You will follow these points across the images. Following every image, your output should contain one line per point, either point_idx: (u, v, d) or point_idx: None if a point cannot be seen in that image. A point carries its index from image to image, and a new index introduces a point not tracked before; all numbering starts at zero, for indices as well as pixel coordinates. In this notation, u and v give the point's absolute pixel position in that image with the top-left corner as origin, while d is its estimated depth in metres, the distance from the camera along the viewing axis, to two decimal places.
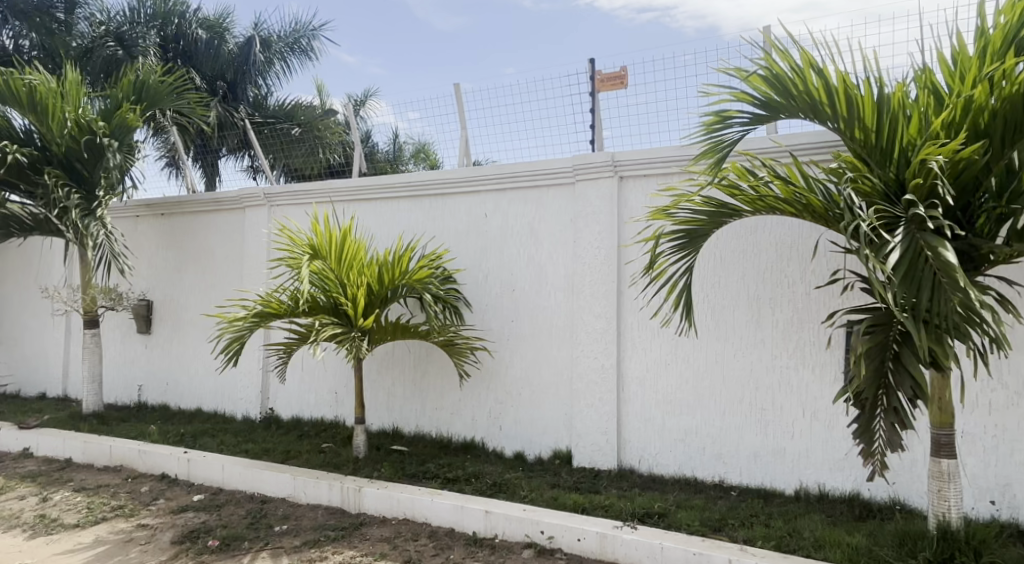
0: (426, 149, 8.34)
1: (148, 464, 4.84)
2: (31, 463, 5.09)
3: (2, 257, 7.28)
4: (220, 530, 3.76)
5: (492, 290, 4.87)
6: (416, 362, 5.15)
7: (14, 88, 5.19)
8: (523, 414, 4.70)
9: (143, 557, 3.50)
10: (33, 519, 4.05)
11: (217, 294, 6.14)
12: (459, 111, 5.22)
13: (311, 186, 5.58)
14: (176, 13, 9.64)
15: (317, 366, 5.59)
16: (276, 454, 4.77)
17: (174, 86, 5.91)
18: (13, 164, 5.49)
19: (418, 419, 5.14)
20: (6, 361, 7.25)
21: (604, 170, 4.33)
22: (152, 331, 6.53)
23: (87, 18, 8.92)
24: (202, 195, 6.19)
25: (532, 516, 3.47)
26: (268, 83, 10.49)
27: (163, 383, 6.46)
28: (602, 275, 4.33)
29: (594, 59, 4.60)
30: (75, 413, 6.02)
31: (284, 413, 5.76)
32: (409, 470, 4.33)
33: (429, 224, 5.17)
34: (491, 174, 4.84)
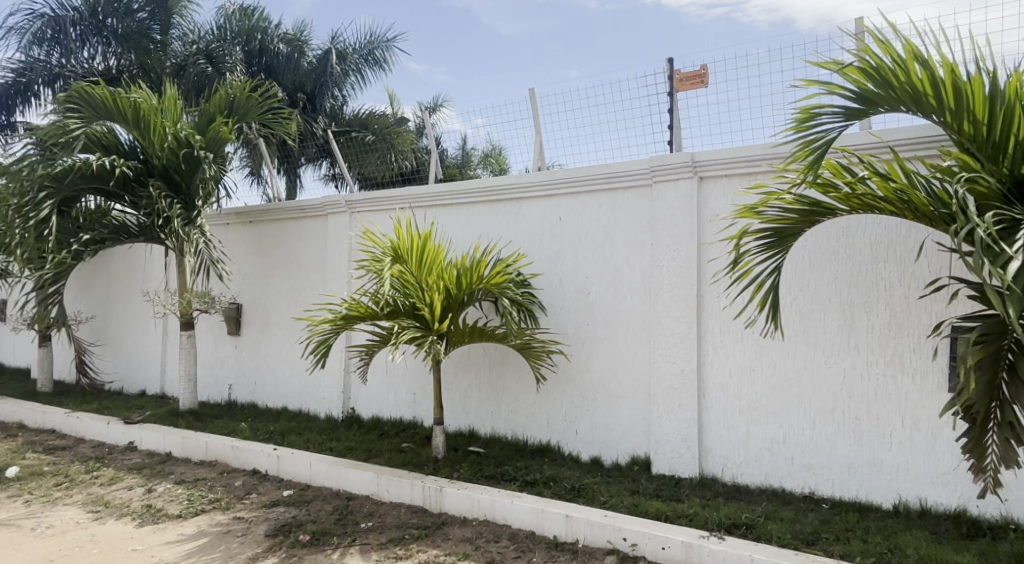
0: (496, 155, 8.41)
1: (240, 460, 5.09)
2: (136, 456, 5.46)
3: (110, 264, 7.85)
4: (310, 525, 3.91)
5: (567, 293, 4.86)
6: (491, 365, 5.20)
7: (121, 106, 5.58)
8: (600, 418, 4.66)
9: (241, 548, 3.68)
10: (140, 508, 4.33)
11: (301, 297, 6.40)
12: (534, 116, 5.24)
13: (392, 193, 5.74)
14: (259, 28, 10.11)
15: (396, 368, 5.74)
16: (359, 453, 4.93)
17: (261, 100, 6.24)
18: (120, 177, 5.90)
19: (494, 421, 5.19)
20: (111, 360, 7.80)
21: (684, 170, 4.25)
22: (241, 332, 6.87)
23: (180, 38, 9.57)
24: (288, 203, 6.47)
25: (614, 521, 3.43)
26: (344, 93, 10.79)
27: (252, 383, 6.78)
28: (682, 278, 4.24)
29: (672, 59, 4.53)
30: (173, 410, 6.40)
31: (365, 413, 5.93)
32: (488, 471, 4.37)
33: (505, 228, 5.21)
34: (566, 177, 4.84)
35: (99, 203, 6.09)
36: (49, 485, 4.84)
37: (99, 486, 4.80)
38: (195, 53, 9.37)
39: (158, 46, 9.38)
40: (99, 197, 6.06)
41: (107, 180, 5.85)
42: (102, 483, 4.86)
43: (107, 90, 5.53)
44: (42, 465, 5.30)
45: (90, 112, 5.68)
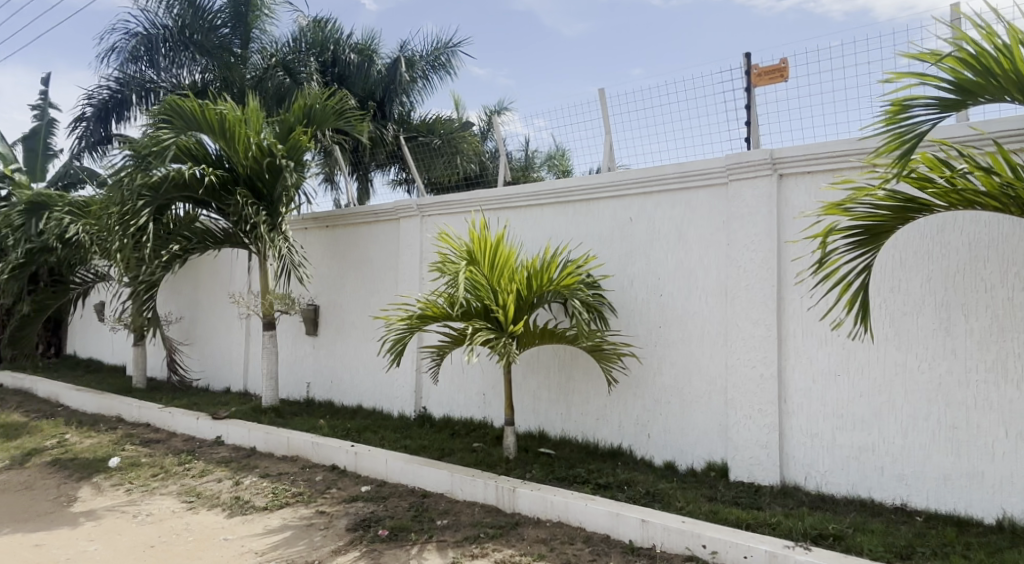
0: (560, 157, 8.40)
1: (320, 455, 5.28)
2: (224, 450, 5.75)
3: (198, 268, 8.30)
4: (388, 521, 4.01)
5: (639, 294, 4.80)
6: (561, 367, 5.19)
7: (209, 117, 5.89)
8: (674, 422, 4.57)
9: (324, 541, 3.81)
10: (230, 500, 4.56)
11: (375, 298, 6.59)
12: (604, 116, 5.20)
13: (463, 196, 5.82)
14: (332, 39, 10.52)
15: (466, 368, 5.82)
16: (432, 451, 5.03)
17: (336, 109, 6.50)
18: (209, 185, 6.20)
19: (564, 423, 5.17)
20: (199, 359, 8.24)
21: (762, 168, 4.13)
22: (318, 332, 7.13)
23: (260, 51, 9.96)
24: (362, 208, 6.66)
25: (693, 528, 3.36)
26: (412, 99, 10.95)
27: (328, 381, 7.02)
28: (761, 279, 4.11)
29: (750, 53, 4.41)
30: (256, 406, 6.70)
31: (436, 412, 6.03)
32: (560, 473, 4.37)
33: (575, 229, 5.20)
34: (637, 177, 4.78)
35: (188, 210, 6.40)
36: (147, 475, 5.16)
37: (192, 477, 5.08)
38: (274, 65, 9.79)
39: (238, 58, 9.78)
40: (187, 204, 6.38)
41: (197, 188, 6.16)
42: (194, 474, 5.15)
43: (196, 103, 5.84)
44: (140, 456, 5.66)
45: (181, 123, 6.03)
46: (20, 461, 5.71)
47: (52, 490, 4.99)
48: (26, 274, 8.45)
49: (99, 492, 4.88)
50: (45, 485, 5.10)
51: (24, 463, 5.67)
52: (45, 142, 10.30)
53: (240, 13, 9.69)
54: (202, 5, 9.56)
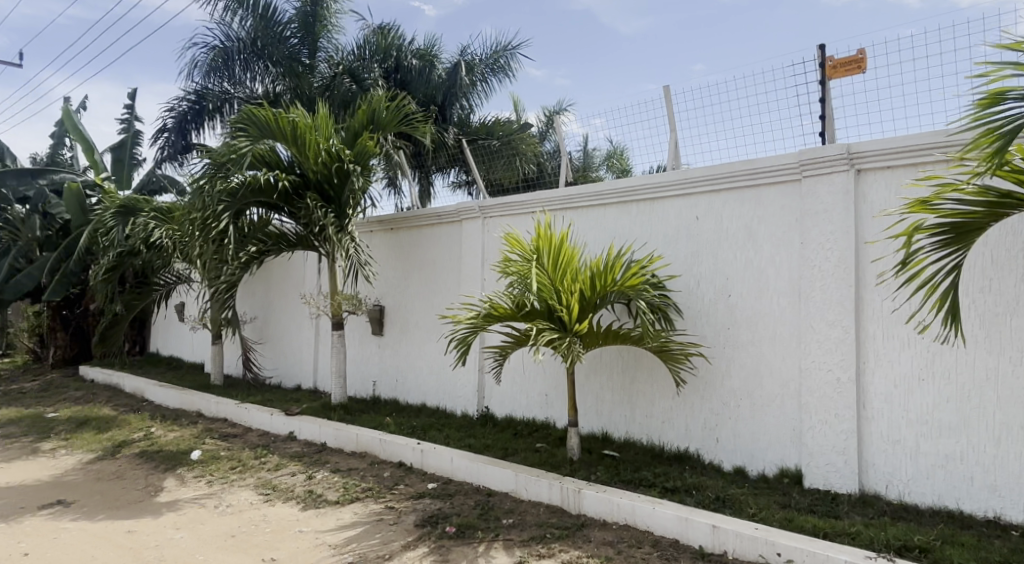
0: (619, 157, 8.33)
1: (387, 452, 5.40)
2: (296, 445, 5.96)
3: (270, 270, 8.65)
4: (455, 518, 4.07)
5: (706, 295, 4.69)
6: (625, 368, 5.13)
7: (282, 125, 6.13)
8: (744, 427, 4.45)
9: (393, 536, 3.90)
10: (303, 493, 4.74)
11: (438, 299, 6.69)
12: (669, 114, 5.10)
13: (525, 197, 5.85)
14: (395, 46, 10.75)
15: (529, 369, 5.83)
16: (496, 450, 5.06)
17: (400, 112, 6.67)
18: (282, 191, 6.44)
19: (628, 425, 5.12)
20: (272, 357, 8.58)
21: (838, 163, 3.97)
22: (384, 332, 7.29)
23: (327, 60, 10.31)
24: (425, 210, 6.78)
25: (767, 535, 3.26)
26: (471, 102, 11.07)
27: (394, 380, 7.17)
28: (838, 278, 3.95)
29: (824, 45, 4.26)
30: (326, 403, 6.92)
31: (499, 412, 6.07)
32: (625, 475, 4.32)
33: (639, 229, 5.14)
34: (704, 175, 4.68)
35: (262, 214, 6.60)
36: (226, 468, 5.41)
37: (267, 471, 5.30)
38: (340, 73, 10.17)
39: (306, 68, 10.15)
40: (261, 209, 6.57)
41: (271, 194, 6.40)
42: (269, 468, 5.36)
43: (270, 111, 6.09)
44: (219, 449, 5.94)
45: (256, 131, 6.28)
46: (112, 451, 6.09)
47: (140, 479, 5.30)
48: (116, 276, 9.00)
49: (183, 483, 5.15)
50: (134, 475, 5.43)
51: (116, 453, 6.04)
52: (131, 152, 10.94)
53: (308, 24, 10.08)
54: (273, 18, 10.00)
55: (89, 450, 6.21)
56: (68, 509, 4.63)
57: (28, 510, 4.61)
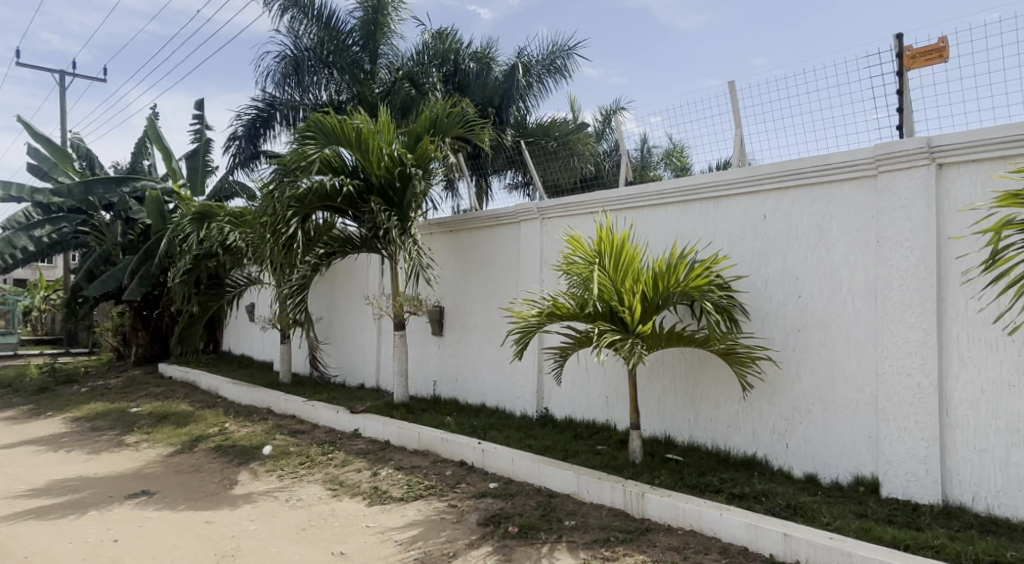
0: (676, 154, 8.20)
1: (449, 451, 5.48)
2: (361, 442, 6.12)
3: (335, 272, 8.91)
4: (517, 518, 4.09)
5: (775, 295, 4.55)
6: (689, 370, 5.04)
7: (346, 132, 6.33)
8: (815, 432, 4.29)
9: (456, 534, 3.95)
10: (369, 490, 4.86)
11: (497, 300, 6.74)
12: (734, 109, 4.97)
13: (585, 198, 5.82)
14: (453, 50, 10.92)
15: (590, 370, 5.79)
16: (557, 452, 5.06)
17: (460, 116, 6.76)
18: (347, 196, 6.65)
19: (692, 429, 5.02)
20: (336, 356, 8.83)
21: (918, 158, 3.78)
22: (443, 333, 7.40)
23: (387, 66, 10.58)
24: (484, 212, 6.84)
25: (843, 545, 3.13)
26: (528, 103, 11.14)
27: (454, 380, 7.26)
28: (917, 278, 3.76)
29: (902, 34, 4.06)
30: (388, 402, 7.08)
31: (558, 413, 6.06)
32: (690, 480, 4.24)
33: (703, 228, 5.03)
34: (772, 172, 4.54)
35: (326, 218, 6.83)
36: (295, 463, 5.61)
37: (334, 467, 5.46)
38: (400, 78, 10.46)
39: (368, 74, 10.44)
40: (326, 213, 6.80)
41: (337, 199, 6.62)
42: (336, 464, 5.52)
43: (335, 118, 6.30)
44: (289, 445, 6.15)
45: (323, 138, 6.48)
46: (190, 445, 6.40)
47: (216, 473, 5.55)
48: (192, 278, 9.45)
49: (256, 477, 5.37)
50: (211, 468, 5.68)
51: (193, 447, 6.35)
52: (205, 160, 11.47)
53: (370, 32, 10.33)
54: (337, 26, 10.32)
55: (169, 443, 6.55)
56: (151, 499, 4.89)
57: (116, 499, 4.89)
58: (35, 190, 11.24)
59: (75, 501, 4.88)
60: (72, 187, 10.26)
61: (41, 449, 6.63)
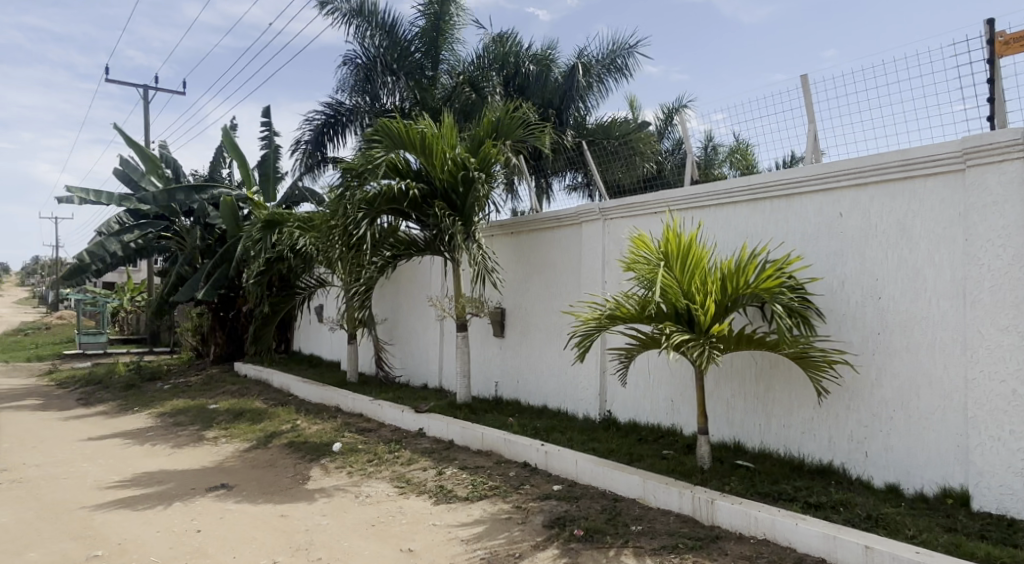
0: (741, 151, 7.98)
1: (512, 452, 5.50)
2: (426, 441, 6.23)
3: (399, 274, 9.12)
4: (583, 521, 4.06)
5: (852, 297, 4.36)
6: (760, 374, 4.88)
7: (411, 136, 6.46)
8: (897, 440, 4.08)
9: (522, 535, 3.96)
10: (435, 488, 4.94)
11: (558, 301, 6.72)
12: (807, 104, 4.79)
13: (650, 198, 5.73)
14: (513, 53, 11.03)
15: (655, 372, 5.68)
16: (621, 455, 5.00)
17: (521, 119, 6.80)
18: (413, 199, 6.78)
19: (762, 434, 4.87)
20: (401, 357, 9.02)
21: (1011, 150, 3.54)
22: (505, 335, 7.45)
23: (448, 71, 10.81)
24: (545, 214, 6.85)
25: (931, 561, 2.97)
26: (587, 104, 11.15)
27: (515, 381, 7.29)
28: (1012, 278, 3.52)
29: (994, 19, 3.82)
30: (452, 402, 7.18)
31: (622, 416, 5.99)
32: (762, 488, 4.11)
33: (775, 228, 4.87)
34: (849, 168, 4.36)
35: (391, 221, 6.97)
36: (363, 461, 5.76)
37: (401, 465, 5.57)
38: (461, 82, 10.62)
39: (430, 80, 10.69)
40: (391, 216, 6.95)
41: (402, 202, 6.76)
42: (402, 462, 5.63)
43: (402, 123, 6.44)
44: (357, 443, 6.32)
45: (389, 142, 6.63)
46: (264, 441, 6.67)
47: (290, 468, 5.76)
48: (265, 280, 9.92)
49: (327, 473, 5.54)
50: (284, 463, 5.90)
51: (267, 443, 6.61)
52: (275, 167, 11.93)
53: (432, 38, 10.68)
54: (399, 33, 10.63)
55: (245, 439, 6.84)
56: (230, 492, 5.11)
57: (197, 492, 5.15)
58: (123, 198, 11.97)
59: (161, 492, 5.16)
60: (156, 194, 10.87)
61: (130, 442, 7.05)
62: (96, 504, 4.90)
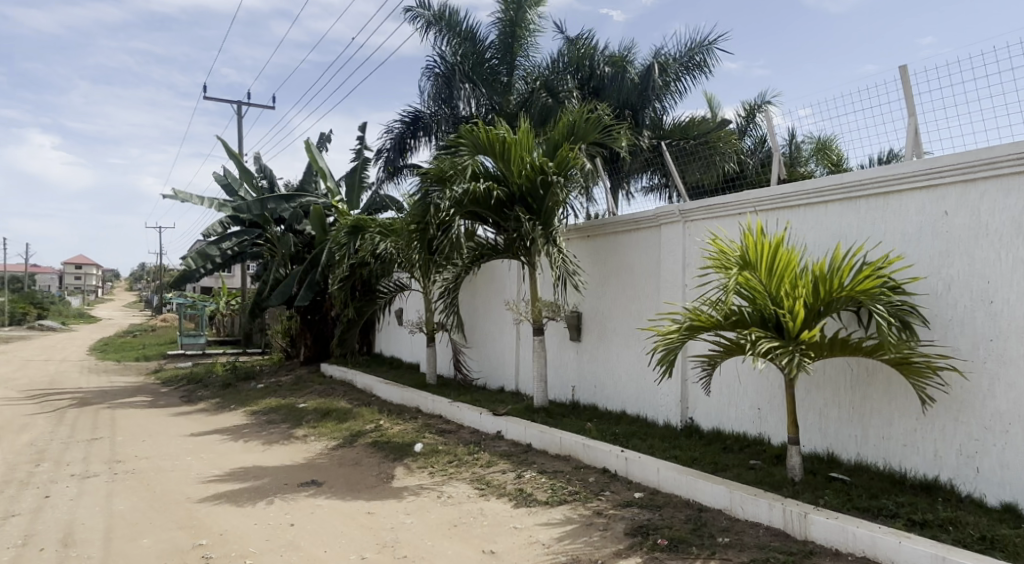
0: (827, 148, 7.65)
1: (591, 457, 5.45)
2: (505, 444, 6.27)
3: (477, 279, 9.25)
4: (666, 530, 3.98)
5: (960, 301, 4.06)
6: (855, 383, 4.62)
7: (492, 140, 6.55)
8: (1013, 456, 3.76)
9: (604, 541, 3.92)
10: (515, 491, 4.96)
11: (637, 306, 6.62)
12: (906, 95, 4.50)
13: (733, 198, 5.55)
14: (588, 55, 11.03)
15: (741, 380, 5.49)
16: (705, 464, 4.86)
17: (599, 121, 6.76)
18: (495, 203, 6.85)
19: (859, 446, 4.61)
20: (478, 360, 9.14)
21: None
22: (582, 339, 7.40)
23: (524, 76, 10.92)
24: (623, 217, 6.77)
25: None
26: (665, 104, 10.97)
27: (593, 386, 7.23)
28: None
29: None
30: (529, 406, 7.20)
31: (704, 424, 5.82)
32: (860, 502, 3.88)
33: (871, 228, 4.61)
34: (955, 163, 4.05)
35: (469, 225, 7.07)
36: (444, 462, 5.87)
37: (480, 467, 5.64)
38: (538, 87, 10.69)
39: (506, 86, 10.85)
40: (469, 220, 7.04)
41: (484, 206, 6.81)
42: (482, 464, 5.70)
43: (483, 128, 6.53)
44: (438, 443, 6.45)
45: (471, 147, 6.74)
46: (350, 439, 6.92)
47: (374, 467, 5.94)
48: (349, 285, 10.30)
49: (410, 472, 5.68)
50: (369, 462, 6.09)
51: (353, 441, 6.85)
52: (361, 176, 12.36)
53: (508, 45, 10.82)
54: (476, 40, 10.82)
55: (332, 437, 7.12)
56: (319, 489, 5.33)
57: (290, 487, 5.40)
58: (222, 204, 12.74)
59: (257, 487, 5.45)
60: (251, 202, 11.52)
61: (228, 438, 7.49)
62: (199, 496, 5.24)
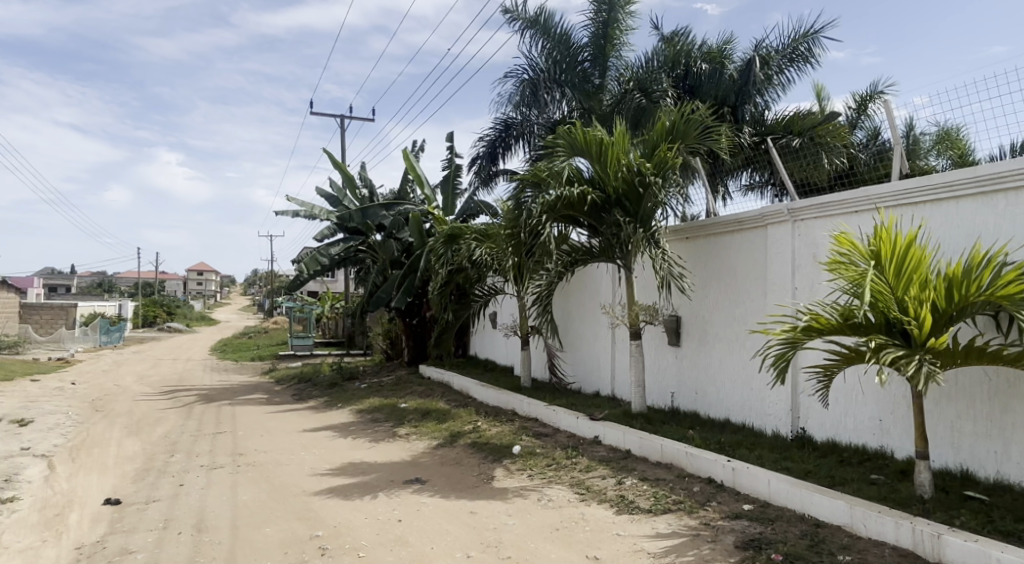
0: (951, 138, 7.06)
1: (695, 466, 5.28)
2: (603, 449, 6.21)
3: (572, 283, 9.22)
4: (781, 545, 3.79)
5: None
6: (995, 394, 4.22)
7: (589, 142, 6.53)
8: None
9: (713, 554, 3.79)
10: (616, 497, 4.90)
11: (741, 309, 6.36)
12: None
13: (849, 195, 5.21)
14: (684, 53, 10.81)
15: (859, 389, 5.15)
16: (821, 477, 4.59)
17: (699, 121, 6.58)
18: (592, 206, 6.82)
19: (1000, 463, 4.21)
20: (573, 364, 9.11)
21: None
22: (681, 344, 7.21)
23: (616, 77, 10.84)
24: (725, 217, 6.53)
25: None
26: (766, 99, 10.51)
27: (694, 392, 7.02)
28: None
29: None
30: (627, 411, 7.10)
31: (818, 435, 5.50)
32: (1003, 526, 3.54)
33: (1012, 224, 4.20)
34: None
35: (563, 229, 7.06)
36: (544, 465, 5.89)
37: (580, 472, 5.60)
38: (631, 88, 10.46)
39: (597, 88, 10.80)
40: (562, 224, 7.04)
41: (580, 209, 6.79)
42: (581, 469, 5.67)
43: (580, 130, 6.52)
44: (536, 446, 6.49)
45: (567, 150, 6.75)
46: (451, 439, 7.08)
47: (475, 467, 6.05)
48: (447, 290, 10.58)
49: (510, 474, 5.74)
50: (470, 462, 6.22)
51: (453, 442, 7.01)
52: (454, 184, 12.65)
53: (599, 46, 10.79)
54: (569, 43, 10.83)
55: (434, 437, 7.32)
56: (423, 487, 5.50)
57: (396, 484, 5.60)
58: (328, 215, 13.44)
59: (366, 482, 5.69)
60: (353, 212, 12.09)
61: (337, 435, 7.87)
62: (314, 489, 5.54)
